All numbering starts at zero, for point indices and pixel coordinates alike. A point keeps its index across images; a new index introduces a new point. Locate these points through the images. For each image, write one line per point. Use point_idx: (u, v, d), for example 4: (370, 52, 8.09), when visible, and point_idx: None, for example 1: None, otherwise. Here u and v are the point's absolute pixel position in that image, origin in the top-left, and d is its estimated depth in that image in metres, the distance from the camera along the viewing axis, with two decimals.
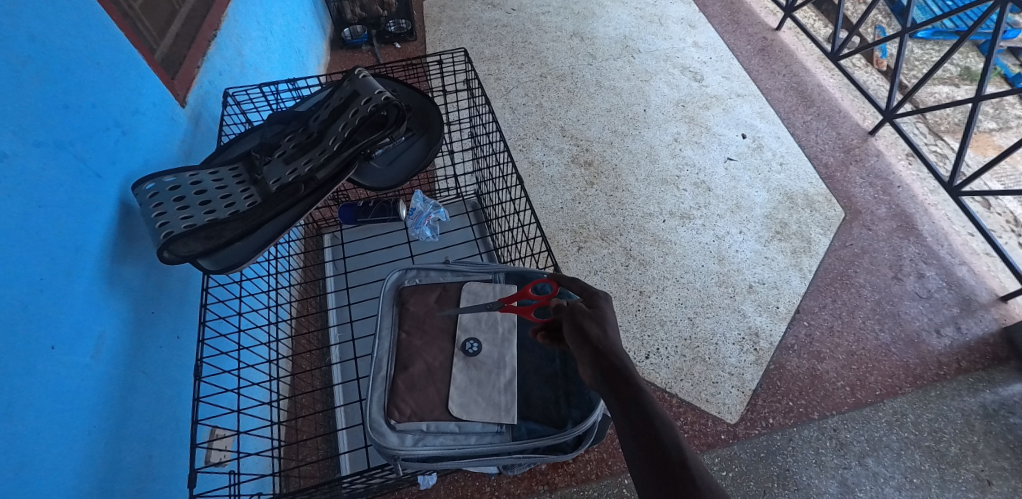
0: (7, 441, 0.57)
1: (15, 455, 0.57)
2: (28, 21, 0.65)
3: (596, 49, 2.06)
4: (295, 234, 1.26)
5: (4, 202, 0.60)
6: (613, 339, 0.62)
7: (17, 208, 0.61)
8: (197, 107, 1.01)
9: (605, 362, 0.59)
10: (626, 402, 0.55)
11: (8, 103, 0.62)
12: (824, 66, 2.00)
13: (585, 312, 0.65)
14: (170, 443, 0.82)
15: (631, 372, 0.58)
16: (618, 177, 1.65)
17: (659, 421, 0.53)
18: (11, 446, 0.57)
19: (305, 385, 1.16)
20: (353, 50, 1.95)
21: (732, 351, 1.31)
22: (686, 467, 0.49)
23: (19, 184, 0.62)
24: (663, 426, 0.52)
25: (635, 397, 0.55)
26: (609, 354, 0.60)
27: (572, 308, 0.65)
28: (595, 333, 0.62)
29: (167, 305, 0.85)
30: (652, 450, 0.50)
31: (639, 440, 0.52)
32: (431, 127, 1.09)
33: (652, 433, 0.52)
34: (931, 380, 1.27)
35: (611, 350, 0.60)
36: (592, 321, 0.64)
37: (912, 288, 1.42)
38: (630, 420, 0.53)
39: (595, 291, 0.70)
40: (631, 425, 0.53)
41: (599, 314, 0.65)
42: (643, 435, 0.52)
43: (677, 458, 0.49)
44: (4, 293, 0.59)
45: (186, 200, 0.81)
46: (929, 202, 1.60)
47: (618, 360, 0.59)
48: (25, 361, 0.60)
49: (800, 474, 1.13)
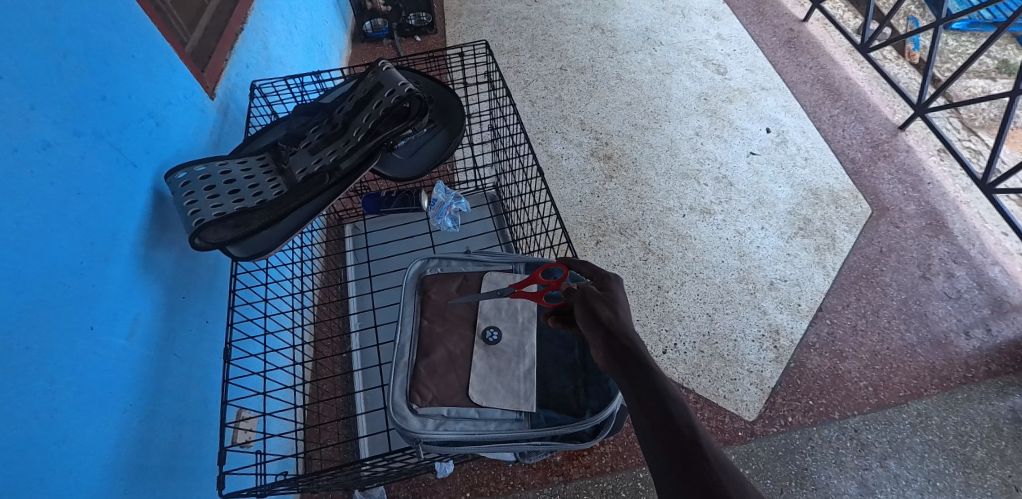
0: (48, 415, 0.60)
1: (57, 430, 0.61)
2: (69, 17, 0.68)
3: (617, 41, 2.04)
4: (318, 224, 1.29)
5: (47, 188, 0.63)
6: (625, 321, 0.63)
7: (58, 195, 0.65)
8: (226, 99, 1.04)
9: (616, 344, 0.60)
10: (637, 382, 0.55)
11: (51, 94, 0.65)
12: (853, 58, 1.95)
13: (597, 295, 0.66)
14: (199, 423, 0.85)
15: (643, 353, 0.58)
16: (638, 171, 1.64)
17: (671, 399, 0.53)
18: (55, 420, 0.61)
19: (326, 371, 1.19)
20: (375, 43, 1.97)
21: (751, 348, 1.30)
22: (698, 444, 0.49)
23: (61, 172, 0.65)
24: (674, 403, 0.53)
25: (647, 377, 0.55)
26: (620, 337, 0.60)
27: (583, 291, 0.66)
28: (606, 316, 0.63)
29: (198, 291, 0.89)
30: (663, 427, 0.51)
31: (650, 418, 0.52)
32: (452, 118, 1.10)
33: (663, 411, 0.52)
34: (958, 383, 1.23)
35: (622, 332, 0.61)
36: (603, 304, 0.64)
37: (941, 288, 1.38)
38: (641, 399, 0.54)
39: (607, 274, 0.71)
40: (642, 404, 0.53)
41: (610, 296, 0.66)
42: (654, 413, 0.52)
43: (689, 436, 0.49)
44: (46, 276, 0.62)
45: (216, 189, 0.83)
46: (961, 200, 1.54)
47: (629, 342, 0.60)
48: (66, 341, 0.63)
49: (819, 474, 1.12)
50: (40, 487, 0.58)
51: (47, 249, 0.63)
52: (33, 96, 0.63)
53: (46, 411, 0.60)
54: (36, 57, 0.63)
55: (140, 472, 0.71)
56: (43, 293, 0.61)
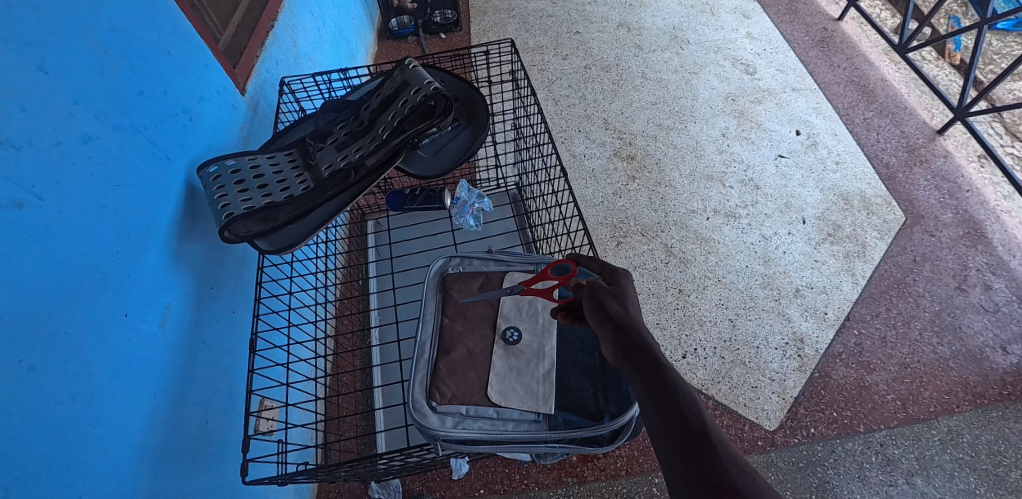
0: (83, 398, 0.62)
1: (92, 412, 0.63)
2: (110, 14, 0.70)
3: (642, 40, 2.01)
4: (341, 219, 1.31)
5: (87, 178, 0.65)
6: (634, 316, 0.62)
7: (98, 186, 0.67)
8: (256, 95, 1.06)
9: (625, 337, 0.59)
10: (646, 374, 0.55)
11: (92, 89, 0.67)
12: (889, 59, 1.88)
13: (606, 290, 0.65)
14: (224, 410, 0.87)
15: (653, 348, 0.58)
16: (661, 172, 1.61)
17: (680, 392, 0.52)
18: (90, 402, 0.63)
19: (346, 364, 1.20)
20: (400, 40, 1.98)
21: (775, 356, 1.27)
22: (707, 437, 0.48)
23: (101, 164, 0.67)
24: (683, 397, 0.52)
25: (655, 369, 0.55)
26: (629, 330, 0.59)
27: (593, 286, 0.65)
28: (616, 311, 0.62)
29: (225, 283, 0.90)
30: (673, 420, 0.50)
31: (660, 411, 0.51)
32: (476, 117, 1.10)
33: (672, 404, 0.51)
34: (993, 400, 1.18)
35: (632, 326, 0.60)
36: (612, 299, 0.64)
37: (977, 301, 1.32)
38: (650, 391, 0.53)
39: (617, 269, 0.70)
40: (651, 397, 0.52)
41: (620, 291, 0.65)
42: (663, 405, 0.51)
43: (699, 429, 0.49)
44: (86, 265, 0.64)
45: (245, 184, 0.85)
46: (1002, 209, 1.48)
47: (639, 337, 0.59)
48: (103, 327, 0.65)
49: (841, 488, 1.09)
50: (76, 466, 0.60)
51: (86, 237, 0.64)
52: (76, 91, 0.65)
53: (83, 393, 0.62)
54: (80, 52, 0.65)
55: (168, 455, 0.73)
56: (83, 282, 0.64)
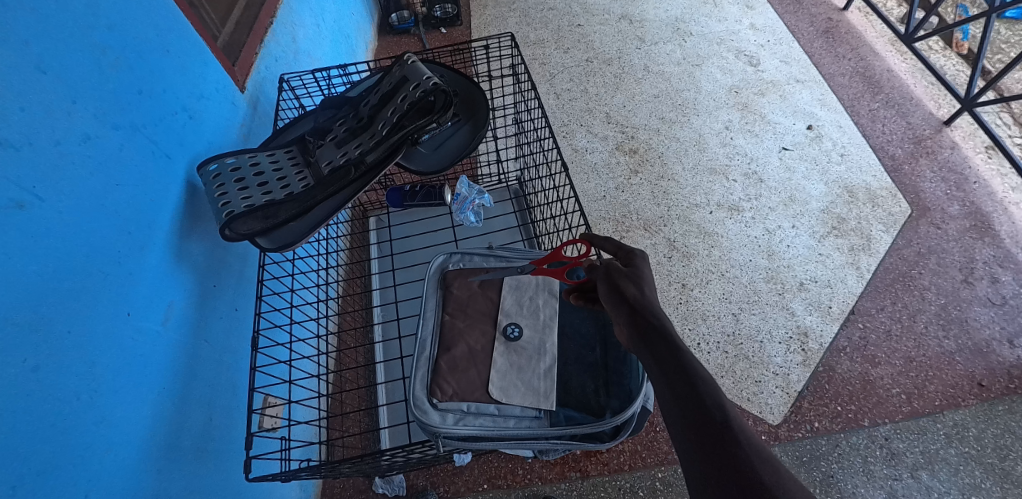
0: (86, 395, 0.62)
1: (97, 409, 0.63)
2: (108, 13, 0.70)
3: (645, 32, 1.99)
4: (343, 217, 1.31)
5: (87, 178, 0.65)
6: (650, 299, 0.61)
7: (98, 185, 0.67)
8: (256, 93, 1.05)
9: (641, 321, 0.58)
10: (663, 358, 0.54)
11: (91, 90, 0.67)
12: (895, 49, 1.85)
13: (622, 272, 0.64)
14: (227, 407, 0.87)
15: (670, 331, 0.57)
16: (664, 166, 1.60)
17: (699, 379, 0.51)
18: (96, 401, 0.63)
19: (349, 360, 1.21)
20: (400, 35, 1.97)
21: (778, 351, 1.26)
22: (728, 426, 0.48)
23: (101, 164, 0.67)
24: (703, 384, 0.51)
25: (672, 354, 0.54)
26: (645, 314, 0.59)
27: (607, 267, 0.65)
28: (632, 294, 0.61)
29: (227, 280, 0.90)
30: (691, 408, 0.49)
31: (678, 398, 0.51)
32: (476, 112, 1.09)
33: (690, 390, 0.51)
34: (999, 393, 1.18)
35: (648, 310, 0.59)
36: (627, 281, 0.63)
37: (983, 294, 1.31)
38: (668, 377, 0.53)
39: (633, 250, 0.68)
40: (669, 383, 0.52)
41: (636, 273, 0.64)
42: (681, 392, 0.51)
43: (720, 418, 0.48)
44: (87, 264, 0.64)
45: (246, 182, 0.85)
46: (1010, 200, 1.46)
47: (655, 321, 0.58)
48: (106, 324, 0.66)
49: (845, 482, 1.09)
50: (82, 465, 0.61)
51: (87, 237, 0.65)
52: (75, 91, 0.65)
53: (87, 391, 0.62)
54: (80, 51, 0.66)
55: (172, 453, 0.73)
56: (85, 281, 0.64)
